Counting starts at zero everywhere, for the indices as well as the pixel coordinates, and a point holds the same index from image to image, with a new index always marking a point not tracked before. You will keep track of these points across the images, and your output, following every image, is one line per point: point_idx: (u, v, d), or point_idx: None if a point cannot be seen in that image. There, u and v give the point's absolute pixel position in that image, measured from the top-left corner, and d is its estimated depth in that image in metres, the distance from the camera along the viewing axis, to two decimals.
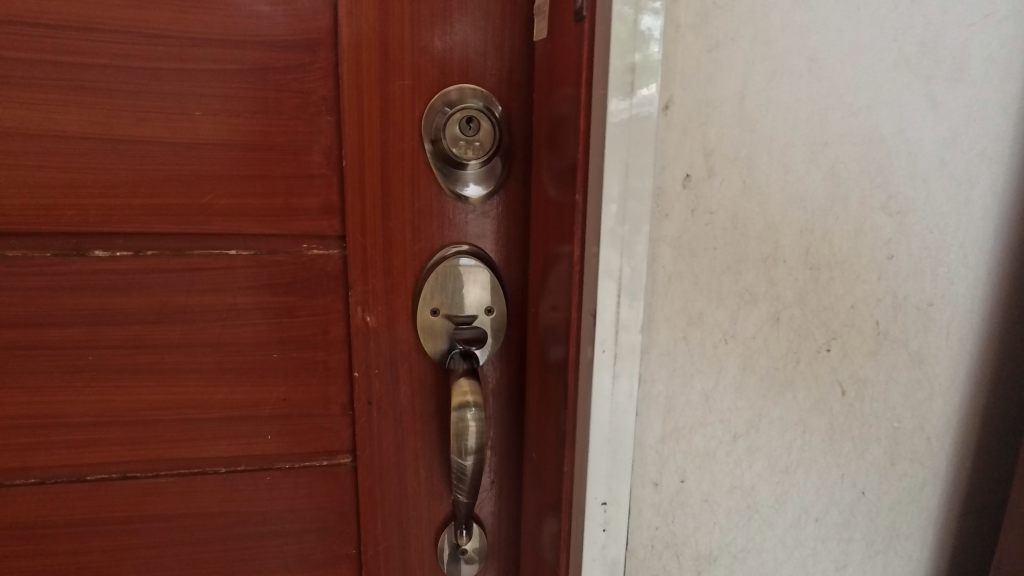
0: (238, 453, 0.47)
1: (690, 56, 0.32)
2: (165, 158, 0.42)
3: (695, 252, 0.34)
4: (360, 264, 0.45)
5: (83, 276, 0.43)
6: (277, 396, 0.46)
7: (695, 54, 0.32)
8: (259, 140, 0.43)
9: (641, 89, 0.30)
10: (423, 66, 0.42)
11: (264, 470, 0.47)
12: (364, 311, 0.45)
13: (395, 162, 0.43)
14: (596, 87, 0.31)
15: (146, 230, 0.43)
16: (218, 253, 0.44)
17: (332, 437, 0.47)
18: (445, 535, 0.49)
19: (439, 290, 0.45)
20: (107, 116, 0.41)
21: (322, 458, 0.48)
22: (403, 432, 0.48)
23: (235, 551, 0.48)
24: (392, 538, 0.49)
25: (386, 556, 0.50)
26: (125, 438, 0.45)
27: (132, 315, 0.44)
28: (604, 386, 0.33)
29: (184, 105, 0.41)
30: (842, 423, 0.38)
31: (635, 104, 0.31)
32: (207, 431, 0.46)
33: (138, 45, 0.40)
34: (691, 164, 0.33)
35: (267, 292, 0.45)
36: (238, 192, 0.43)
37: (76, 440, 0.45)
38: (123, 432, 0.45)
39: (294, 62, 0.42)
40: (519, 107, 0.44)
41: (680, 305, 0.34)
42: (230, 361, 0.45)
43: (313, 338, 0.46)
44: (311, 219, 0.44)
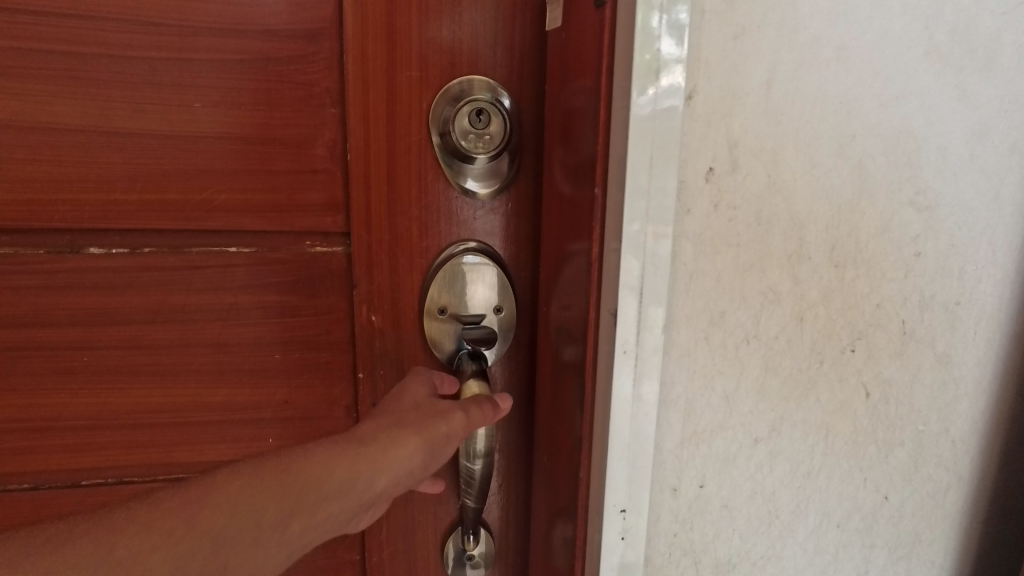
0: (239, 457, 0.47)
1: (716, 45, 0.31)
2: (164, 151, 0.41)
3: (718, 249, 0.33)
4: (365, 261, 0.44)
5: (78, 274, 0.42)
6: (279, 399, 0.46)
7: (721, 42, 0.31)
8: (261, 134, 0.42)
9: (664, 78, 0.30)
10: (430, 57, 0.42)
11: None
12: (369, 310, 0.45)
13: (402, 157, 0.43)
14: (617, 77, 0.30)
15: (143, 227, 0.42)
16: (218, 250, 0.44)
17: None
18: (451, 540, 0.49)
19: (447, 288, 0.44)
20: (106, 109, 0.40)
21: None
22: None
23: None
24: (397, 544, 0.49)
25: (393, 561, 0.49)
26: (122, 440, 0.45)
27: (130, 315, 0.43)
28: (624, 387, 0.33)
29: (184, 97, 0.41)
30: (866, 426, 0.37)
31: (658, 102, 0.30)
32: (209, 433, 0.46)
33: (136, 34, 0.39)
34: (714, 156, 0.32)
35: (269, 291, 0.44)
36: (238, 187, 0.43)
37: (75, 441, 0.45)
38: (120, 434, 0.45)
39: (297, 52, 0.41)
40: (530, 99, 0.43)
41: (702, 303, 0.34)
42: (231, 361, 0.45)
43: (316, 339, 0.46)
44: (314, 215, 0.44)
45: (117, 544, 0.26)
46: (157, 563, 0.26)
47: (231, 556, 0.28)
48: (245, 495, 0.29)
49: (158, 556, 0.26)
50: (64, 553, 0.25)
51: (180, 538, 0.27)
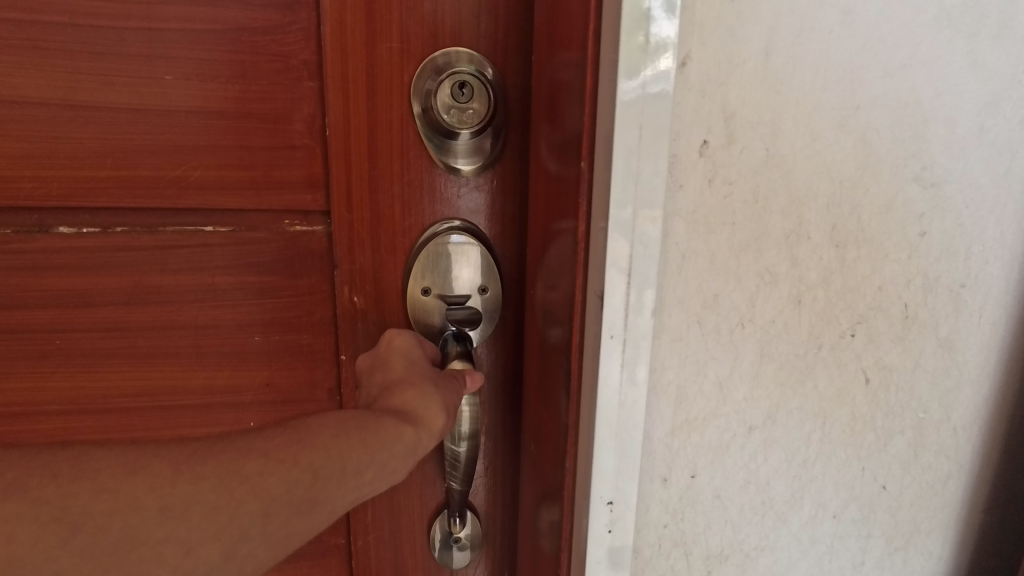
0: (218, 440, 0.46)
1: (710, 8, 0.30)
2: (134, 126, 0.40)
3: (711, 228, 0.32)
4: (345, 240, 0.43)
5: (49, 254, 0.41)
6: (260, 381, 0.45)
7: (716, 3, 0.30)
8: (236, 108, 0.41)
9: (654, 57, 0.28)
10: (411, 28, 0.40)
11: None
12: (350, 291, 0.44)
13: (383, 133, 0.41)
14: (605, 44, 0.29)
15: (116, 205, 0.41)
16: (193, 229, 0.42)
17: None
18: (438, 522, 0.48)
19: (432, 267, 0.43)
20: (72, 81, 0.39)
21: None
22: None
23: None
24: (382, 527, 0.48)
25: (378, 546, 0.49)
26: (97, 425, 0.44)
27: (103, 297, 0.42)
28: (611, 374, 0.32)
29: (154, 69, 0.40)
30: (865, 413, 0.37)
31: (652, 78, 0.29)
32: (188, 417, 0.45)
33: (103, 3, 0.38)
34: (708, 128, 0.31)
35: (248, 271, 0.43)
36: (214, 163, 0.42)
37: (49, 427, 0.44)
38: (94, 419, 0.44)
39: (273, 22, 0.40)
40: (516, 72, 0.42)
41: (694, 286, 0.33)
42: (209, 345, 0.44)
43: (297, 320, 0.45)
44: (294, 193, 0.43)
45: (244, 464, 0.27)
46: (273, 485, 0.27)
47: (325, 492, 0.29)
48: (337, 443, 0.30)
49: (274, 476, 0.28)
50: (205, 463, 0.26)
51: (294, 468, 0.28)
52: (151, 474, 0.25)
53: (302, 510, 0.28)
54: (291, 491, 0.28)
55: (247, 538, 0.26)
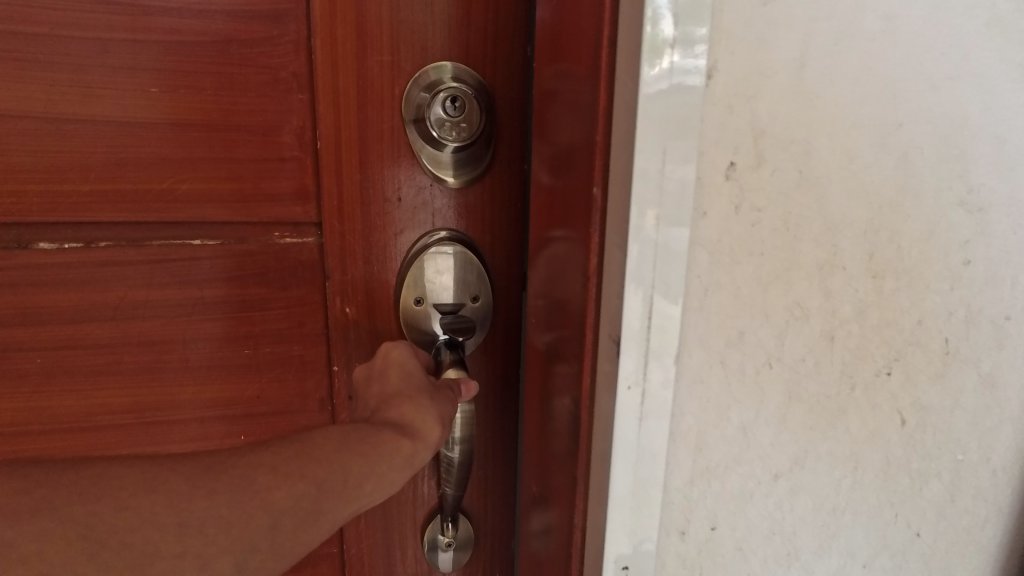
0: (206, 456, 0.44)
1: (740, 13, 0.28)
2: (118, 139, 0.39)
3: (737, 258, 0.31)
4: (337, 252, 0.43)
5: (27, 272, 0.39)
6: (251, 394, 0.44)
7: (748, 7, 0.28)
8: (224, 120, 0.40)
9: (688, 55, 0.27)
10: (401, 41, 0.40)
11: None
12: (342, 302, 0.43)
13: (375, 144, 0.41)
14: (622, 51, 0.27)
15: (98, 220, 0.40)
16: (181, 243, 0.41)
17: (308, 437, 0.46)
18: (431, 526, 0.48)
19: (424, 276, 0.43)
20: (51, 94, 0.37)
21: None
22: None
23: None
24: (375, 534, 0.48)
25: (371, 551, 0.48)
26: (80, 446, 0.42)
27: (85, 313, 0.40)
28: (628, 431, 0.30)
29: (138, 80, 0.38)
30: (899, 456, 0.35)
31: (679, 74, 0.27)
32: (176, 434, 0.43)
33: (85, 12, 0.37)
34: (736, 149, 0.29)
35: (237, 284, 0.42)
36: (201, 176, 0.40)
37: (28, 448, 0.41)
38: (77, 439, 0.42)
39: (261, 34, 0.39)
40: (504, 81, 0.42)
41: (719, 322, 0.31)
42: (197, 361, 0.42)
43: (288, 332, 0.44)
44: (284, 206, 0.42)
45: (254, 477, 0.27)
46: (278, 498, 0.27)
47: (328, 504, 0.28)
48: (337, 456, 0.29)
49: (279, 489, 0.27)
50: (220, 477, 0.26)
51: (298, 481, 0.27)
52: (169, 491, 0.25)
53: (305, 524, 0.27)
54: (295, 505, 0.27)
55: (258, 552, 0.26)
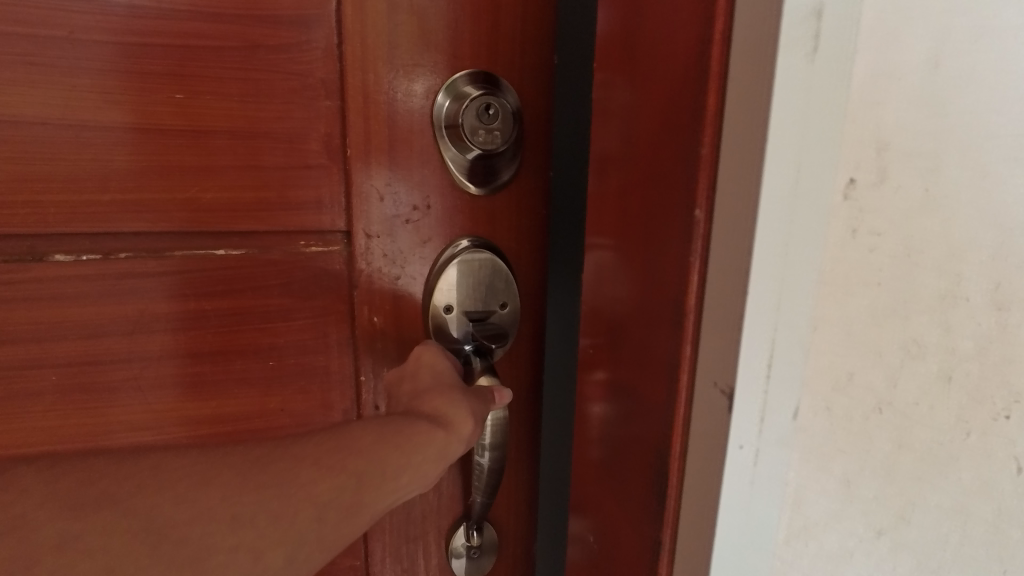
0: None
1: (876, 10, 0.29)
2: (141, 146, 0.37)
3: (851, 293, 0.32)
4: (365, 261, 0.42)
5: (42, 285, 0.38)
6: (274, 407, 0.43)
7: (881, 32, 0.30)
8: (250, 127, 0.39)
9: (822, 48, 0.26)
10: (433, 49, 0.41)
11: None
12: (370, 311, 0.43)
13: (404, 151, 0.41)
14: (739, 44, 0.28)
15: (119, 231, 0.38)
16: (204, 253, 0.40)
17: None
18: (457, 533, 0.48)
19: (452, 286, 0.44)
20: (72, 100, 0.36)
21: None
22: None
23: None
24: (401, 547, 0.47)
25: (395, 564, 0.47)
26: None
27: (104, 327, 0.39)
28: (737, 487, 0.31)
29: (164, 86, 0.37)
30: (1010, 506, 0.37)
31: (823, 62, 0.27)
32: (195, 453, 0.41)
33: (108, 15, 0.35)
34: (859, 166, 0.31)
35: (261, 294, 0.41)
36: (226, 185, 0.39)
37: None
38: None
39: (288, 40, 0.38)
40: (533, 91, 0.43)
41: (830, 366, 0.33)
42: (220, 374, 0.41)
43: (313, 343, 0.43)
44: (310, 214, 0.41)
45: (300, 471, 0.27)
46: (322, 490, 0.28)
47: (368, 496, 0.29)
48: (376, 447, 0.30)
49: (325, 482, 0.28)
50: (268, 470, 0.27)
51: (340, 474, 0.28)
52: (221, 484, 0.26)
53: (347, 515, 0.28)
54: (338, 496, 0.28)
55: (305, 544, 0.27)
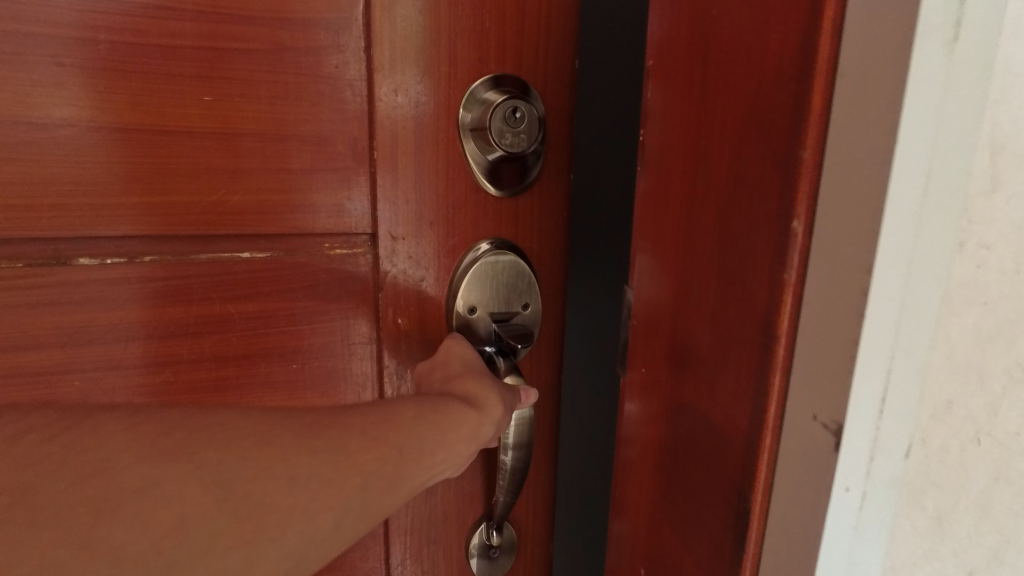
0: None
1: None
2: (170, 149, 0.37)
3: (978, 305, 0.28)
4: (391, 263, 0.42)
5: (69, 289, 0.37)
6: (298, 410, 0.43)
7: None
8: (278, 130, 0.39)
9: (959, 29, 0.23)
10: (459, 51, 0.40)
11: None
12: (395, 313, 0.43)
13: (430, 154, 0.41)
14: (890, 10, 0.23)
15: (146, 233, 0.38)
16: (229, 257, 0.40)
17: None
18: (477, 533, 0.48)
19: (477, 286, 0.43)
20: (100, 100, 0.36)
21: None
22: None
23: None
24: (424, 551, 0.47)
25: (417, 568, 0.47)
26: None
27: (130, 331, 0.38)
28: (841, 532, 0.27)
29: (194, 88, 0.37)
30: None
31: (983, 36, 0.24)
32: None
33: (138, 17, 0.35)
34: (994, 149, 0.27)
35: (287, 297, 0.41)
36: (253, 187, 0.39)
37: None
38: None
39: (316, 43, 0.38)
40: (557, 94, 0.43)
41: (947, 395, 0.29)
42: (244, 377, 0.41)
43: (336, 345, 0.43)
44: (336, 217, 0.41)
45: (349, 440, 0.28)
46: (366, 460, 0.29)
47: (408, 470, 0.30)
48: (413, 424, 0.31)
49: (367, 453, 0.29)
50: (318, 439, 0.27)
51: (384, 446, 0.29)
52: (281, 444, 0.26)
53: (390, 486, 0.29)
54: (382, 468, 0.29)
55: (349, 510, 0.28)
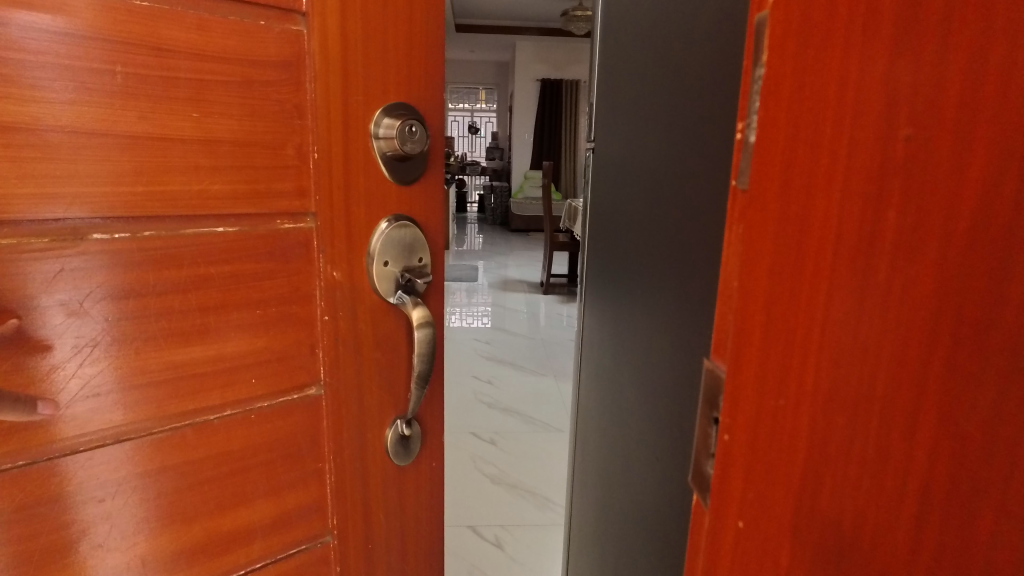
0: (224, 398, 0.54)
1: None
2: (167, 151, 0.47)
3: None
4: (329, 232, 0.55)
5: (89, 258, 0.45)
6: (260, 345, 0.55)
7: None
8: (247, 138, 0.50)
9: None
10: (371, 83, 0.54)
11: (246, 411, 0.55)
12: (331, 267, 0.56)
13: (355, 154, 0.55)
14: None
15: (149, 213, 0.47)
16: (208, 231, 0.50)
17: (304, 373, 0.58)
18: (395, 428, 0.63)
19: (391, 247, 0.58)
20: (113, 115, 0.44)
21: (294, 392, 0.58)
22: (361, 359, 0.60)
23: (226, 483, 0.56)
24: (355, 442, 0.61)
25: (351, 462, 0.61)
26: (138, 400, 0.49)
27: (138, 287, 0.48)
28: None
29: (184, 107, 0.47)
30: None
31: None
32: (208, 380, 0.53)
33: (146, 56, 0.45)
34: None
35: (251, 259, 0.53)
36: (230, 179, 0.50)
37: (118, 404, 0.48)
38: (133, 397, 0.49)
39: (273, 78, 0.51)
40: (434, 108, 0.59)
41: None
42: (220, 320, 0.52)
43: (289, 295, 0.55)
44: (288, 200, 0.54)
45: None
46: None
47: None
48: None
49: None
50: None
51: None
52: None
53: None
54: None
55: None
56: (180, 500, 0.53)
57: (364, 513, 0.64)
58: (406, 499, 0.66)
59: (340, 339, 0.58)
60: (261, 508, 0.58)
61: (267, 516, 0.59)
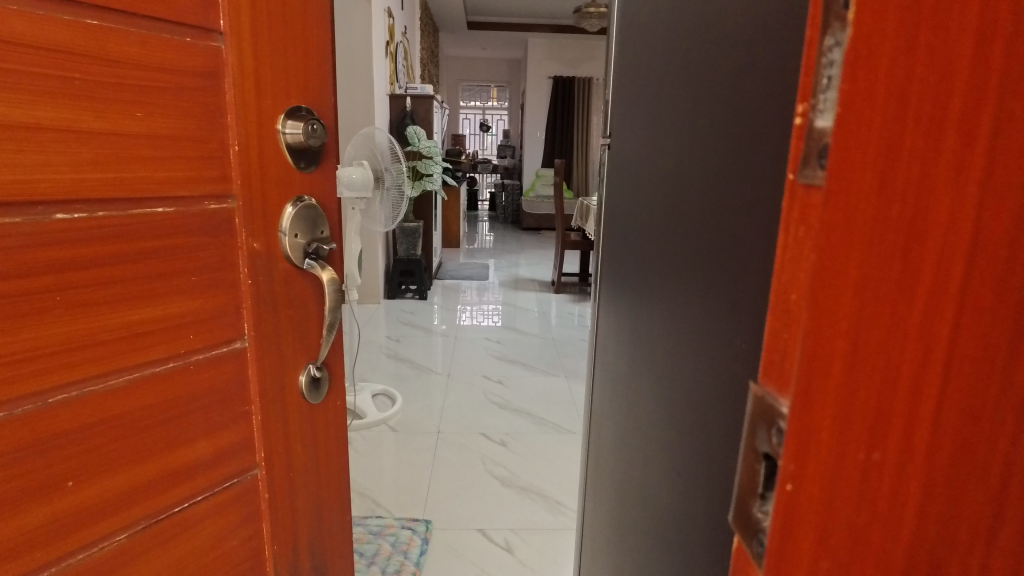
0: (169, 355, 0.57)
1: None
2: (117, 143, 0.51)
3: None
4: (249, 214, 0.60)
5: (54, 230, 0.48)
6: (197, 306, 0.58)
7: None
8: (179, 133, 0.54)
9: None
10: (277, 87, 0.60)
11: (189, 360, 0.59)
12: (252, 239, 0.61)
13: (266, 144, 0.60)
14: None
15: (103, 194, 0.50)
16: (152, 206, 0.54)
17: (231, 329, 0.61)
18: (307, 373, 0.68)
19: (301, 222, 0.63)
20: (76, 115, 0.48)
21: (224, 345, 0.61)
22: (279, 316, 0.65)
23: (175, 426, 0.58)
24: (274, 389, 0.66)
25: (274, 405, 0.66)
26: (97, 355, 0.52)
27: (97, 259, 0.51)
28: None
29: (136, 108, 0.51)
30: None
31: None
32: (154, 340, 0.56)
33: (100, 65, 0.49)
34: None
35: (185, 232, 0.56)
36: (172, 166, 0.54)
37: (75, 361, 0.51)
38: (96, 351, 0.52)
39: (197, 87, 0.55)
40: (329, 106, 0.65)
41: None
42: (163, 276, 0.55)
43: (218, 263, 0.59)
44: (214, 183, 0.57)
45: None
46: None
47: None
48: None
49: None
50: None
51: None
52: None
53: None
54: None
55: None
56: (128, 444, 0.55)
57: (285, 449, 0.68)
58: (318, 435, 0.72)
59: (259, 300, 0.63)
60: (202, 446, 0.61)
61: (207, 451, 0.61)
